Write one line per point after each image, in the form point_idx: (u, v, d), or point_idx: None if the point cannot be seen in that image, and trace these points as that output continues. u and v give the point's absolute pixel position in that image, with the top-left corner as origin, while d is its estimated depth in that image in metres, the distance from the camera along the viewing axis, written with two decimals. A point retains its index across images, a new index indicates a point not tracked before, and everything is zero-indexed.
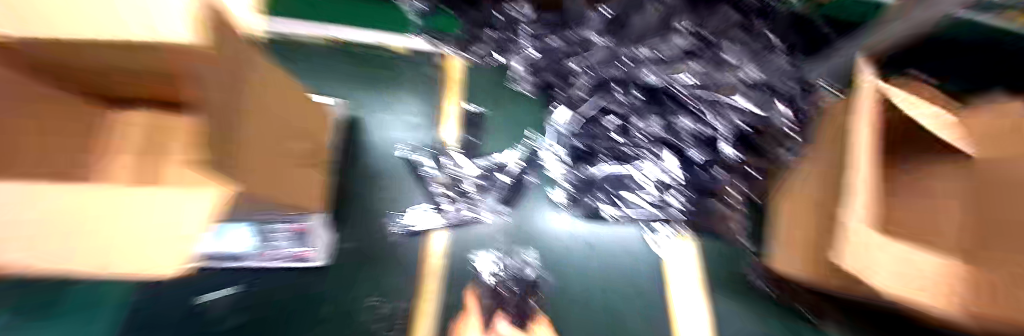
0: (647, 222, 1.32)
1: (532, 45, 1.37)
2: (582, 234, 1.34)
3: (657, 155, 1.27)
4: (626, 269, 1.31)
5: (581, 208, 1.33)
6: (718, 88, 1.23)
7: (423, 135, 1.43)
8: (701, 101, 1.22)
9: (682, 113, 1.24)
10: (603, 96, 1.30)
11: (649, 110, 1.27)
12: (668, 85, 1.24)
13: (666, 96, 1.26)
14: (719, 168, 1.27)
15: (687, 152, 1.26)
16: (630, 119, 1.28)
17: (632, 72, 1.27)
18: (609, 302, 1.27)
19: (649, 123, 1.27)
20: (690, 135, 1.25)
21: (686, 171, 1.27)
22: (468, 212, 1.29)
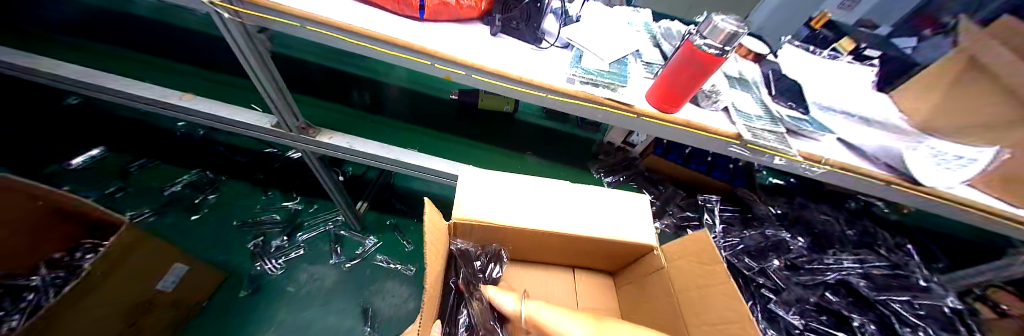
0: None
1: (612, 160, 1.27)
2: None
3: (837, 305, 0.81)
4: None
5: None
6: (829, 232, 1.01)
7: None
8: (851, 262, 0.90)
9: (834, 275, 0.86)
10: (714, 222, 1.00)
11: (790, 246, 0.94)
12: (778, 227, 1.00)
13: (793, 247, 0.94)
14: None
15: (868, 313, 0.81)
16: (774, 257, 0.91)
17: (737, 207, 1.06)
18: None
19: (799, 262, 0.90)
20: (856, 308, 0.81)
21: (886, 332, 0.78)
22: None
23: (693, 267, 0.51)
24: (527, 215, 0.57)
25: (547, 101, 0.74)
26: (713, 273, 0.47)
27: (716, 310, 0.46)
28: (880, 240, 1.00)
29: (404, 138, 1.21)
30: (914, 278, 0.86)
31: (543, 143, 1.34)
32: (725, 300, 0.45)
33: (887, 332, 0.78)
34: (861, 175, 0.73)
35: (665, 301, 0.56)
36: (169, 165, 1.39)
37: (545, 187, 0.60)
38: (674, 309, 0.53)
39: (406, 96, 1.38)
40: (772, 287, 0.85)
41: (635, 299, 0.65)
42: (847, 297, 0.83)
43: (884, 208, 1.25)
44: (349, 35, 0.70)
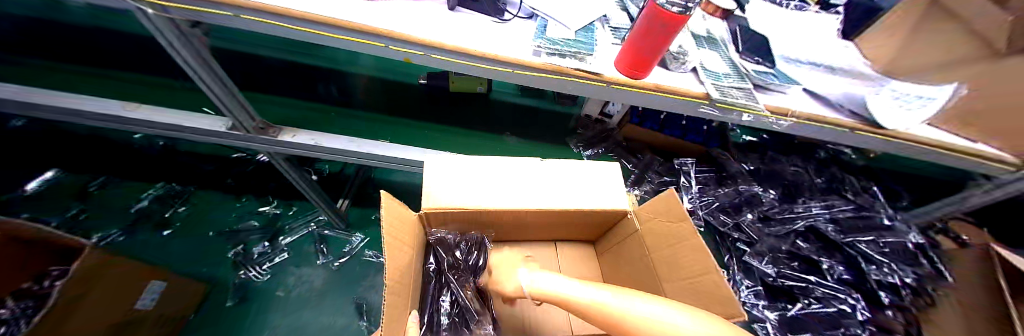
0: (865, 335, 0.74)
1: (591, 133, 1.27)
2: None
3: (807, 251, 0.86)
4: None
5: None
6: (797, 181, 1.04)
7: None
8: (820, 207, 0.93)
9: (803, 223, 0.90)
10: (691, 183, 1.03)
11: (763, 200, 0.97)
12: (750, 182, 1.03)
13: (764, 201, 0.97)
14: (906, 271, 0.81)
15: (837, 256, 0.85)
16: (747, 211, 0.95)
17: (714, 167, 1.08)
18: None
19: (770, 214, 0.94)
20: (824, 251, 0.86)
21: (851, 269, 0.82)
22: None
23: (664, 226, 0.51)
24: (498, 196, 0.56)
25: (513, 76, 0.71)
26: (680, 230, 0.48)
27: (686, 265, 0.46)
28: (848, 186, 1.04)
29: (375, 130, 1.17)
30: (879, 217, 0.90)
31: (519, 121, 1.31)
32: (692, 256, 0.45)
33: (855, 270, 0.82)
34: (826, 123, 0.74)
35: (641, 262, 0.56)
36: (127, 180, 1.30)
37: (516, 166, 0.58)
38: (650, 268, 0.54)
39: (373, 85, 1.31)
40: (746, 240, 0.89)
41: (614, 263, 0.66)
42: (816, 243, 0.88)
43: (851, 155, 1.29)
44: (291, 21, 0.65)
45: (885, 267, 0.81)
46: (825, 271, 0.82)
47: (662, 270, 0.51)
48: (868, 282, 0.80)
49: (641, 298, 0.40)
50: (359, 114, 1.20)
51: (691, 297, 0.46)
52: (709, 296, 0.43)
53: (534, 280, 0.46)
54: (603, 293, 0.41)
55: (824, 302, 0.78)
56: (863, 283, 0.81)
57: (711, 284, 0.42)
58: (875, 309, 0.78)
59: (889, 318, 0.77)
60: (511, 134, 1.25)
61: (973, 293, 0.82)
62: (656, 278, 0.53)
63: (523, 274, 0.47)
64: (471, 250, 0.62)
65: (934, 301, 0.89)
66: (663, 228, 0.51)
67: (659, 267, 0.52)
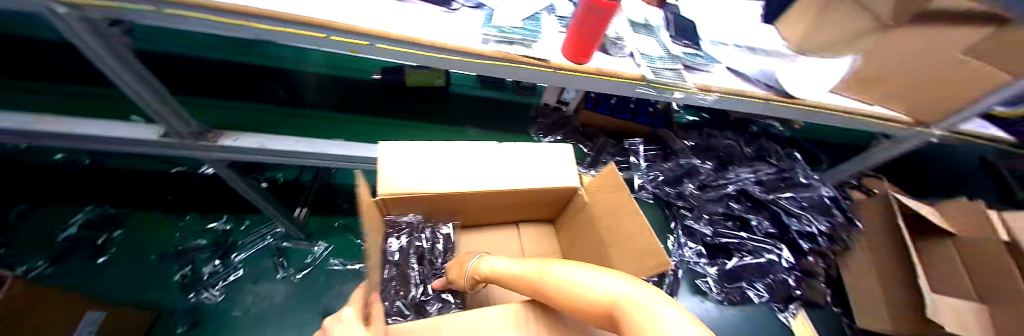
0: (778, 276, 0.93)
1: (549, 121, 1.30)
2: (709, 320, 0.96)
3: (739, 212, 0.99)
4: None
5: (724, 292, 0.92)
6: (729, 151, 1.16)
7: None
8: (747, 173, 1.06)
9: (732, 187, 1.02)
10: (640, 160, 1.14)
11: (701, 171, 1.08)
12: (689, 156, 1.14)
13: (702, 171, 1.09)
14: (819, 220, 0.95)
15: (762, 216, 0.98)
16: (686, 181, 1.07)
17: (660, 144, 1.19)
18: None
19: (705, 183, 1.06)
20: (751, 210, 0.99)
21: (774, 224, 0.97)
22: None
23: (607, 197, 0.55)
24: (460, 180, 0.57)
25: (463, 65, 0.73)
26: (618, 197, 0.52)
27: (626, 229, 0.50)
28: (773, 153, 1.16)
29: (331, 130, 1.14)
30: (796, 177, 1.04)
31: (479, 114, 1.32)
32: (630, 219, 0.49)
33: (777, 224, 0.96)
34: (749, 96, 0.83)
35: (592, 231, 0.60)
36: (42, 207, 1.15)
37: (479, 152, 0.60)
38: (599, 236, 0.58)
39: (324, 84, 1.27)
40: (687, 208, 1.02)
41: (570, 235, 0.70)
42: (744, 204, 1.00)
43: (779, 127, 1.44)
44: (219, 15, 0.61)
45: (801, 221, 0.95)
46: (751, 228, 0.96)
47: (608, 235, 0.56)
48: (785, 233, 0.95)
49: (588, 268, 0.38)
50: (312, 115, 1.16)
51: (630, 255, 0.50)
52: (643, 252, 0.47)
53: (500, 265, 0.50)
54: (531, 268, 0.44)
55: (752, 256, 0.94)
56: (783, 235, 0.96)
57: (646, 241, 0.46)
58: (794, 256, 0.95)
59: (806, 263, 0.96)
60: (472, 126, 1.26)
61: (875, 230, 0.97)
62: (604, 243, 0.57)
63: (495, 259, 0.52)
64: (435, 236, 0.65)
65: (849, 243, 1.03)
66: (604, 197, 0.56)
67: (605, 233, 0.57)
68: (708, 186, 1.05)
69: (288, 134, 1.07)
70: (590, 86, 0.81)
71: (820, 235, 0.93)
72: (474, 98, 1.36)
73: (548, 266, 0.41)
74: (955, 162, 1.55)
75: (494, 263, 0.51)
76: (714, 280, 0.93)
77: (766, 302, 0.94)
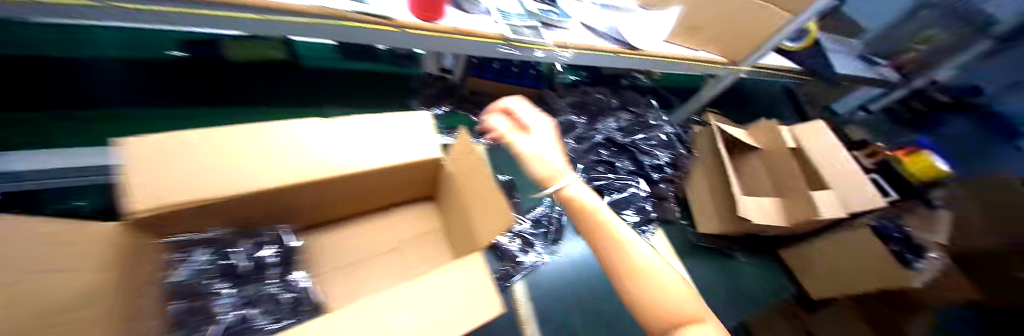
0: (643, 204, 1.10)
1: (434, 89, 1.22)
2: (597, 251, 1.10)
3: (607, 157, 1.14)
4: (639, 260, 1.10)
5: None
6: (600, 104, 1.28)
7: None
8: (612, 122, 1.21)
9: (600, 136, 1.16)
10: None
11: (579, 125, 1.19)
12: (567, 111, 1.23)
13: (578, 125, 1.19)
14: (661, 154, 1.19)
15: (623, 158, 1.15)
16: (566, 135, 1.17)
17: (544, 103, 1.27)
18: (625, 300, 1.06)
19: (580, 135, 1.17)
20: (618, 153, 1.16)
21: (632, 163, 1.15)
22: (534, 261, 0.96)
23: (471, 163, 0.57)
24: (200, 176, 0.44)
25: (276, 33, 0.59)
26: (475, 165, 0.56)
27: (483, 191, 0.55)
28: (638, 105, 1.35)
29: (135, 130, 0.86)
30: (648, 121, 1.25)
31: (345, 89, 1.12)
32: (487, 183, 0.53)
33: (636, 163, 1.15)
34: (599, 50, 0.88)
35: (461, 201, 0.64)
36: None
37: (225, 139, 0.48)
38: (465, 204, 0.61)
39: (94, 69, 0.89)
40: (568, 161, 1.13)
41: (447, 206, 0.73)
42: (611, 150, 1.15)
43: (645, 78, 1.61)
44: None
45: (651, 157, 1.16)
46: (617, 169, 1.13)
47: (470, 202, 0.60)
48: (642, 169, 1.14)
49: (637, 235, 0.44)
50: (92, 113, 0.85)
51: (488, 216, 0.55)
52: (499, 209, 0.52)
53: (529, 122, 0.55)
54: (594, 211, 0.44)
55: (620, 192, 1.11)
56: (642, 172, 1.15)
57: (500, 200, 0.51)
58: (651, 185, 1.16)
59: (660, 190, 1.18)
60: (341, 104, 1.09)
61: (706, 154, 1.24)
62: (469, 209, 0.60)
63: (517, 104, 0.58)
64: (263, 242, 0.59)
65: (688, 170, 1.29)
66: (465, 165, 0.59)
67: (471, 200, 0.60)
68: (583, 137, 1.16)
69: (49, 143, 0.77)
70: (437, 48, 0.75)
71: (663, 167, 1.17)
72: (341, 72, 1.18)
73: (608, 217, 0.44)
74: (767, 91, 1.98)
75: (521, 110, 0.57)
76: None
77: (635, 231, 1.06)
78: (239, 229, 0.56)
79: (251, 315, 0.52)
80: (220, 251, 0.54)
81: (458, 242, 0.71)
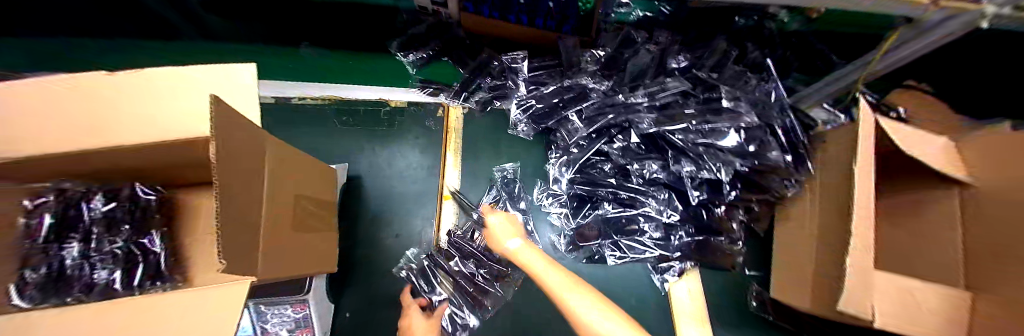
0: (650, 231, 0.77)
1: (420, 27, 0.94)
2: (581, 272, 0.83)
3: (624, 153, 0.76)
4: (633, 301, 0.81)
5: (587, 249, 0.80)
6: (647, 62, 0.81)
7: (370, 166, 0.85)
8: (647, 98, 0.77)
9: (616, 116, 0.76)
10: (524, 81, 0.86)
11: (595, 97, 0.80)
12: (584, 73, 0.84)
13: (592, 95, 0.81)
14: (731, 161, 0.68)
15: (653, 159, 0.74)
16: (573, 110, 0.81)
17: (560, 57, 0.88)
18: None
19: (590, 112, 0.79)
20: (646, 147, 0.75)
21: (664, 169, 0.74)
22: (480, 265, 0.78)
23: (253, 153, 0.38)
24: (67, 125, 0.39)
25: None
26: (234, 161, 0.34)
27: (240, 207, 0.34)
28: (723, 74, 0.80)
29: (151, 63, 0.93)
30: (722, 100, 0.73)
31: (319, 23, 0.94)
32: (243, 191, 0.35)
33: (668, 169, 0.74)
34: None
35: (283, 195, 0.46)
36: None
37: (84, 83, 0.38)
38: (280, 204, 0.45)
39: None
40: (562, 148, 0.82)
41: (313, 190, 0.56)
42: (632, 142, 0.75)
43: (785, 20, 0.90)
44: None
45: (698, 164, 0.70)
46: (631, 172, 0.76)
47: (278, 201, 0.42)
48: (677, 181, 0.73)
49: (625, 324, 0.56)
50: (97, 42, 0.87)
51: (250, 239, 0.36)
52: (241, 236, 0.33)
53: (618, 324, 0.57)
54: None
55: (626, 207, 0.78)
56: (676, 183, 0.74)
57: (233, 224, 0.32)
58: (685, 207, 0.76)
59: (709, 216, 0.75)
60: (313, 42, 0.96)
61: (830, 175, 0.62)
62: (276, 211, 0.43)
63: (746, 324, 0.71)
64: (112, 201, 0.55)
65: (785, 195, 0.71)
66: (250, 154, 0.38)
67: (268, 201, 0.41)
68: (593, 116, 0.79)
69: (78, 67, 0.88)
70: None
71: (721, 183, 0.70)
72: None
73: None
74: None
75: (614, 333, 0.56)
76: (569, 237, 0.82)
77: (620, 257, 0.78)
78: (107, 190, 0.55)
79: (88, 264, 0.52)
80: (67, 202, 0.52)
81: (316, 240, 0.55)
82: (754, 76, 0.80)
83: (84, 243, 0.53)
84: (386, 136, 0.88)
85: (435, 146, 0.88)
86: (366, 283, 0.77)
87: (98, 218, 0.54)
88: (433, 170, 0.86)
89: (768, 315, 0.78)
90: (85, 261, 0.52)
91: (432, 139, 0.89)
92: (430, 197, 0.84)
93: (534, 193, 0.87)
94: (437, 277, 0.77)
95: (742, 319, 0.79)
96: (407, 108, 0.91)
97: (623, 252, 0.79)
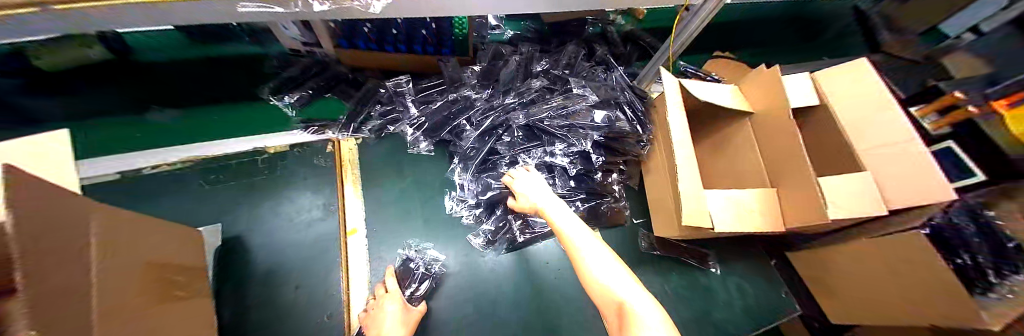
0: None
1: (297, 70, 0.95)
2: (506, 265, 0.87)
3: (513, 147, 0.85)
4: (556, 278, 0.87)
5: (503, 239, 0.87)
6: (513, 72, 0.93)
7: (262, 219, 0.80)
8: (518, 98, 0.88)
9: (497, 117, 0.85)
10: (412, 104, 0.91)
11: (480, 106, 0.88)
12: (463, 87, 0.91)
13: (474, 103, 0.89)
14: (587, 135, 0.83)
15: (533, 149, 0.85)
16: (459, 121, 0.88)
17: (447, 75, 0.93)
18: (536, 327, 0.81)
19: (473, 119, 0.87)
20: (528, 138, 0.85)
21: (547, 153, 0.84)
22: (408, 271, 0.81)
23: (68, 213, 0.34)
24: None
25: None
26: (45, 230, 0.30)
27: (53, 271, 0.30)
28: (576, 68, 0.96)
29: None
30: (577, 89, 0.88)
31: (178, 86, 0.91)
32: (61, 261, 0.32)
33: (549, 152, 0.84)
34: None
35: (123, 264, 0.42)
36: None
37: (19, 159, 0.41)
38: (120, 273, 0.41)
39: None
40: (460, 156, 0.87)
41: (164, 255, 0.51)
42: (516, 135, 0.84)
43: (620, 21, 1.14)
44: None
45: (567, 142, 0.84)
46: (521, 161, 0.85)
47: (106, 264, 0.38)
48: (560, 160, 0.85)
49: None
50: None
51: (76, 307, 0.33)
52: (55, 305, 0.30)
53: None
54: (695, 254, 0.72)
55: None
56: (558, 163, 0.85)
57: (46, 290, 0.29)
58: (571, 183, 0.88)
59: (591, 184, 0.88)
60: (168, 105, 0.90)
61: (663, 125, 0.79)
62: (112, 281, 0.39)
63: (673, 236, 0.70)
64: None
65: (642, 153, 0.87)
66: (63, 219, 0.34)
67: (97, 270, 0.37)
68: (475, 122, 0.86)
69: None
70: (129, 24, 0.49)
71: (586, 153, 0.85)
72: (224, 59, 0.94)
73: None
74: (835, 15, 1.35)
75: None
76: (483, 234, 0.86)
77: (533, 237, 0.87)
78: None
79: None
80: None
81: (179, 309, 0.50)
82: (604, 66, 0.98)
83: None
84: (269, 185, 0.83)
85: (330, 183, 0.86)
86: None
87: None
88: (330, 209, 0.84)
89: (655, 251, 0.93)
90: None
91: (326, 178, 0.87)
92: (333, 236, 0.81)
93: (444, 204, 0.89)
94: (352, 302, 0.77)
95: (644, 264, 0.92)
96: (289, 152, 0.87)
97: (532, 232, 0.87)
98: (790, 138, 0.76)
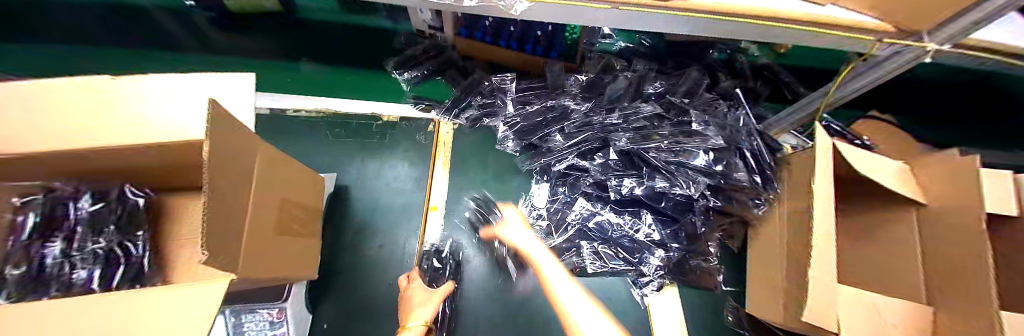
0: (625, 245, 0.81)
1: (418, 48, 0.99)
2: None
3: (605, 171, 0.80)
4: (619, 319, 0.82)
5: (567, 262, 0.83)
6: (623, 91, 0.87)
7: (364, 177, 0.89)
8: (621, 120, 0.82)
9: (594, 133, 0.81)
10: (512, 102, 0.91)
11: (577, 121, 0.84)
12: (564, 96, 0.88)
13: (573, 114, 0.85)
14: (695, 180, 0.74)
15: (625, 178, 0.78)
16: (552, 131, 0.85)
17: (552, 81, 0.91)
18: None
19: (568, 131, 0.84)
20: (624, 165, 0.80)
21: (641, 186, 0.78)
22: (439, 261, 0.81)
23: (244, 150, 0.40)
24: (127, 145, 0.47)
25: None
26: (225, 165, 0.35)
27: (224, 201, 0.35)
28: (695, 100, 0.86)
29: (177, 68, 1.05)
30: (692, 123, 0.80)
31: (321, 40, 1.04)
32: (230, 193, 0.37)
33: (644, 186, 0.78)
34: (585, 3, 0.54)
35: (266, 196, 0.47)
36: None
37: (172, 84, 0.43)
38: (263, 206, 0.46)
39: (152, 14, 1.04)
40: (546, 166, 0.86)
41: (296, 193, 0.57)
42: (611, 158, 0.79)
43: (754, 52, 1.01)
44: None
45: (670, 181, 0.76)
46: (609, 187, 0.80)
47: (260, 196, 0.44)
48: (654, 197, 0.78)
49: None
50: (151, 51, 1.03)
51: (232, 233, 0.38)
52: (221, 227, 0.35)
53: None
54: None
55: (606, 222, 0.82)
56: (649, 199, 0.79)
57: (215, 218, 0.33)
58: (661, 223, 0.81)
59: (684, 230, 0.80)
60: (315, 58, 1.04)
61: (797, 193, 0.66)
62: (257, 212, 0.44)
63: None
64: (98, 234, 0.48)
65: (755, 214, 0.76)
66: (241, 154, 0.39)
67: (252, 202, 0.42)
68: (573, 136, 0.83)
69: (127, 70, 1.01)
70: None
71: (689, 196, 0.77)
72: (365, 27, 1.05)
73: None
74: None
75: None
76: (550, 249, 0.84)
77: (601, 267, 0.82)
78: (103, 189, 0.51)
79: (69, 264, 0.46)
80: (52, 201, 0.48)
81: (294, 244, 0.56)
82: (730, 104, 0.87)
83: (75, 239, 0.47)
84: (376, 147, 0.92)
85: (424, 159, 0.92)
86: (347, 291, 0.78)
87: (87, 219, 0.48)
88: (420, 182, 0.89)
89: (743, 330, 0.81)
90: (73, 259, 0.46)
91: (423, 154, 0.92)
92: (416, 208, 0.86)
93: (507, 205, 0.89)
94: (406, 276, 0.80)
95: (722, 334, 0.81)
96: (399, 123, 0.95)
97: (603, 262, 0.82)
98: (976, 253, 0.59)
